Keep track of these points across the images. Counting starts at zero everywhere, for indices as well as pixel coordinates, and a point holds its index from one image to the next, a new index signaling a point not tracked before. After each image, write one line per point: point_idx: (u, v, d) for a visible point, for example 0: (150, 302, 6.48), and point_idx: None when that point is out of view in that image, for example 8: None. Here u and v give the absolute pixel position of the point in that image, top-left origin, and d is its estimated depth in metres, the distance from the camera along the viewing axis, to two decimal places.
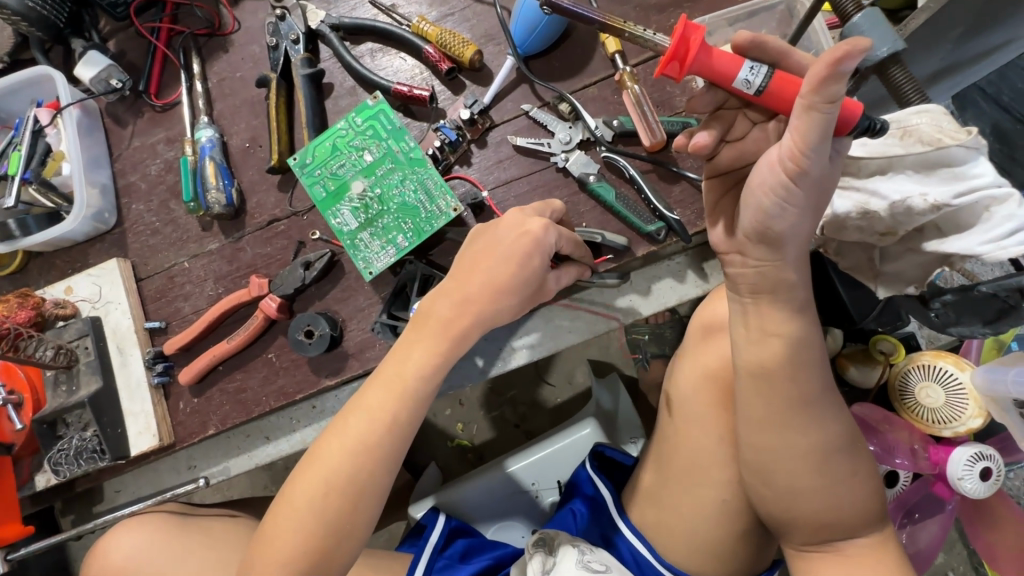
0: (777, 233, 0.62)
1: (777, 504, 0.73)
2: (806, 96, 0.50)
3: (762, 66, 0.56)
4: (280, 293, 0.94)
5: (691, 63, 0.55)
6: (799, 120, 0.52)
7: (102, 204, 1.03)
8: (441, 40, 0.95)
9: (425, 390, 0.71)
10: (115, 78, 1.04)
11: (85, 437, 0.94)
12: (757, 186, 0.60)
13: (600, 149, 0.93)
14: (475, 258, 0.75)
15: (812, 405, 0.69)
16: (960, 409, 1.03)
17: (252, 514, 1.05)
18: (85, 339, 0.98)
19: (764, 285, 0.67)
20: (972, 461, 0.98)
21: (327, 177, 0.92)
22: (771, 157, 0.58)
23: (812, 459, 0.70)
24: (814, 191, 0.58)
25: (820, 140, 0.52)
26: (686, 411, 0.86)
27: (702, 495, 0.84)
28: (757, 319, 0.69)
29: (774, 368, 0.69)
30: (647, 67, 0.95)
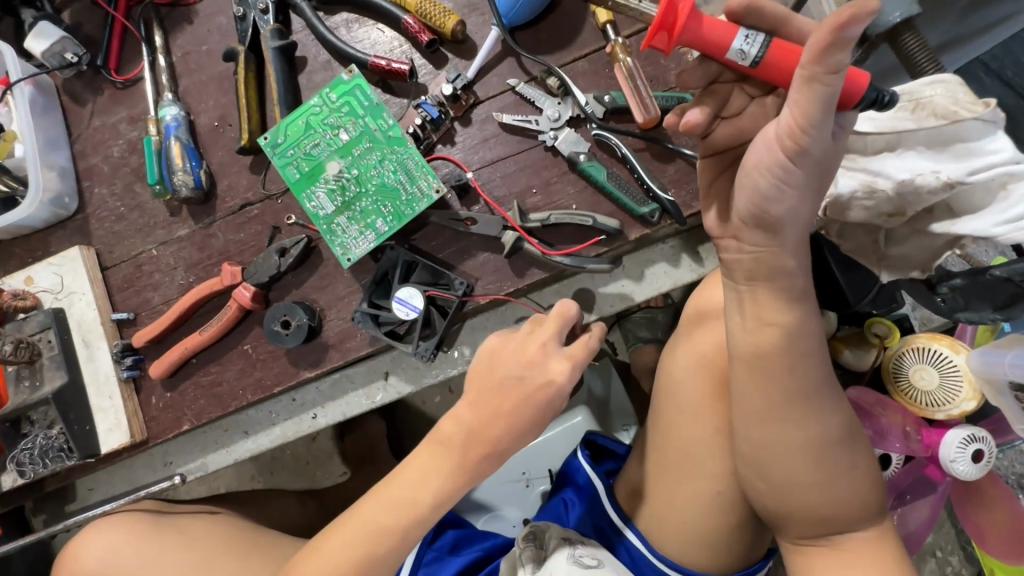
0: (774, 217, 0.58)
1: (773, 498, 0.70)
2: (807, 67, 0.46)
3: (757, 34, 0.52)
4: (254, 282, 0.89)
5: (681, 32, 0.50)
6: (798, 93, 0.48)
7: (61, 188, 0.96)
8: (421, 10, 0.89)
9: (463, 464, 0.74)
10: (70, 51, 0.97)
11: (52, 435, 0.90)
12: (753, 165, 0.56)
13: (590, 127, 0.88)
14: (492, 390, 0.72)
15: (810, 397, 0.66)
16: (954, 392, 1.00)
17: (233, 510, 1.01)
18: (49, 332, 0.92)
19: (760, 271, 0.63)
20: (964, 444, 0.97)
21: (301, 158, 0.86)
22: (768, 134, 0.54)
23: (810, 452, 0.67)
24: (812, 171, 0.54)
25: (822, 116, 0.49)
26: (677, 402, 0.83)
27: (695, 487, 0.82)
28: (753, 309, 0.65)
29: (772, 358, 0.65)
30: (641, 38, 0.89)
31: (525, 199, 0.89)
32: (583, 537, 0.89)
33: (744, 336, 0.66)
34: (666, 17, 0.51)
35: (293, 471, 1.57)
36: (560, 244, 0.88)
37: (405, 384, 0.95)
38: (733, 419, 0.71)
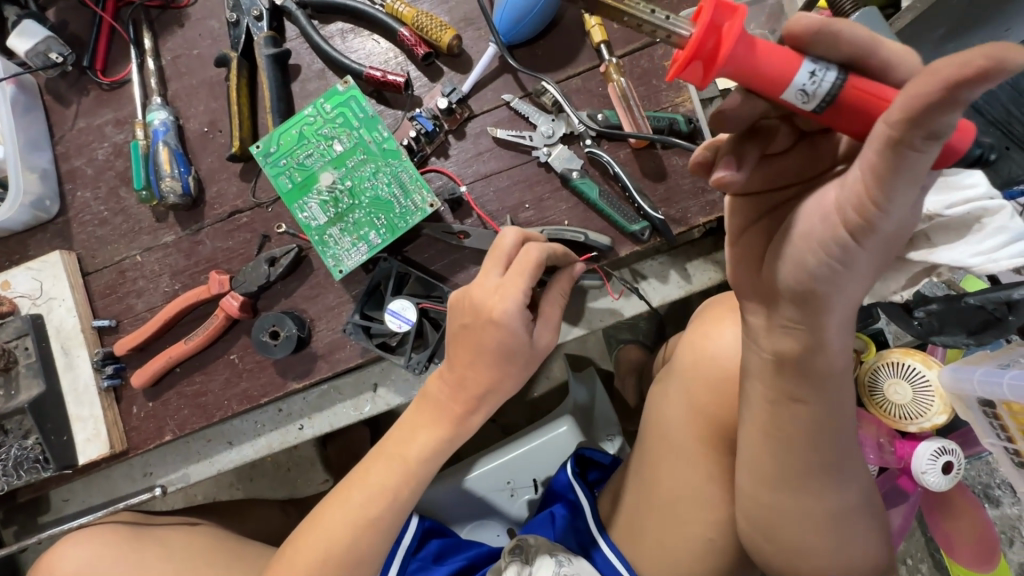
0: (820, 297, 0.53)
1: (778, 554, 0.75)
2: (897, 128, 0.39)
3: (824, 70, 0.46)
4: (242, 291, 0.88)
5: (723, 64, 0.45)
6: (880, 160, 0.41)
7: (42, 191, 0.94)
8: (417, 22, 0.89)
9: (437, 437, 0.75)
10: (55, 51, 0.95)
11: (26, 446, 0.87)
12: (806, 238, 0.51)
13: (583, 143, 0.89)
14: (459, 338, 0.75)
15: (833, 472, 0.68)
16: (926, 406, 1.03)
17: (213, 521, 1.00)
18: (25, 339, 0.90)
19: (787, 349, 0.59)
20: (935, 456, 1.01)
21: (294, 168, 0.86)
22: (831, 203, 0.49)
23: (823, 519, 0.70)
24: (877, 249, 0.49)
25: (903, 188, 0.42)
26: (678, 452, 0.84)
27: (691, 536, 0.84)
28: (780, 383, 0.63)
29: (796, 437, 0.65)
30: (634, 59, 0.91)
31: (518, 214, 0.90)
32: (568, 551, 0.91)
33: (766, 407, 0.66)
34: (705, 43, 0.45)
35: (274, 479, 1.54)
36: None
37: (394, 395, 0.95)
38: (747, 482, 0.72)
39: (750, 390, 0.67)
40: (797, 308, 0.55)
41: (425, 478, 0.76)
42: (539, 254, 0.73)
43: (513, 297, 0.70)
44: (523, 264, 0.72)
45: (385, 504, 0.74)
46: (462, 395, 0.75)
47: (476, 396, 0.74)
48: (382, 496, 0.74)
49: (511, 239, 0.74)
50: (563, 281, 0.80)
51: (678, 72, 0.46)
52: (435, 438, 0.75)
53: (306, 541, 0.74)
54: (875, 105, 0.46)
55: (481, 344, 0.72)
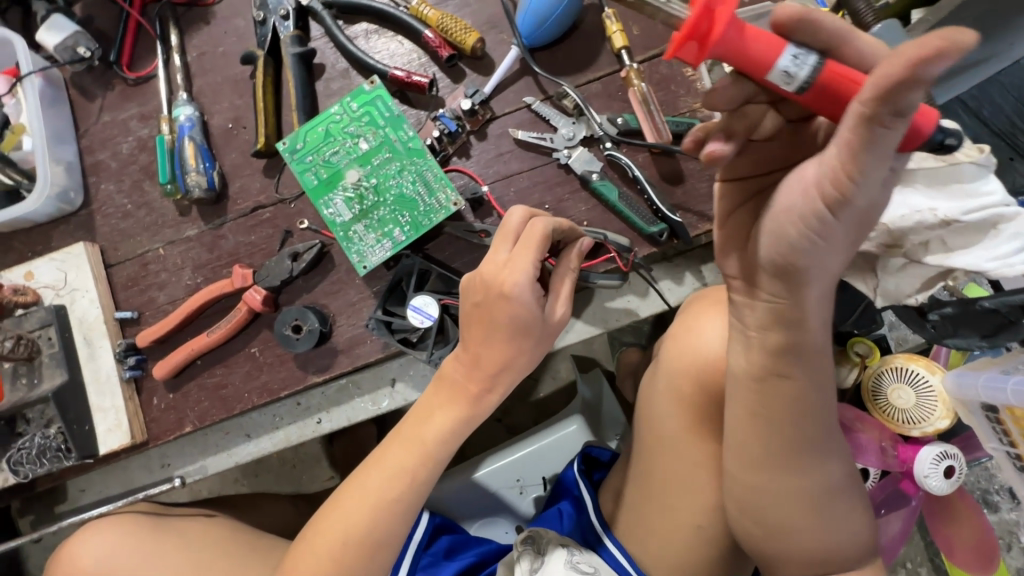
0: (800, 269, 0.56)
1: (767, 537, 0.74)
2: (865, 105, 0.42)
3: (806, 55, 0.49)
4: (265, 285, 0.90)
5: (716, 44, 0.47)
6: (851, 134, 0.44)
7: (67, 183, 0.95)
8: (442, 25, 0.91)
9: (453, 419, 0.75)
10: (83, 46, 0.96)
11: (48, 434, 0.88)
12: (784, 212, 0.53)
13: (603, 146, 0.91)
14: (472, 317, 0.73)
15: (814, 448, 0.69)
16: (929, 410, 1.06)
17: (229, 513, 1.00)
18: (49, 329, 0.91)
19: (773, 323, 0.62)
20: (937, 460, 1.03)
21: (320, 165, 0.88)
22: (808, 178, 0.51)
23: (810, 501, 0.71)
24: (850, 223, 0.52)
25: (874, 161, 0.45)
26: (666, 436, 0.85)
27: (681, 519, 0.85)
28: (761, 359, 0.65)
29: (778, 411, 0.67)
30: (653, 65, 0.93)
31: None
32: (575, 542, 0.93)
33: (748, 383, 0.67)
34: (699, 24, 0.47)
35: (280, 475, 1.55)
36: None
37: (411, 390, 0.96)
38: (733, 465, 0.73)
39: (732, 370, 0.69)
40: (779, 279, 0.58)
41: (443, 458, 0.75)
42: (545, 227, 0.72)
43: (523, 269, 0.70)
44: (530, 236, 0.71)
45: (403, 486, 0.73)
46: (480, 371, 0.73)
47: (492, 371, 0.73)
48: (400, 479, 0.73)
49: (516, 215, 0.73)
50: (571, 257, 0.77)
51: (674, 51, 0.47)
52: (451, 419, 0.74)
53: (326, 528, 0.73)
54: (850, 88, 0.49)
55: (494, 320, 0.71)
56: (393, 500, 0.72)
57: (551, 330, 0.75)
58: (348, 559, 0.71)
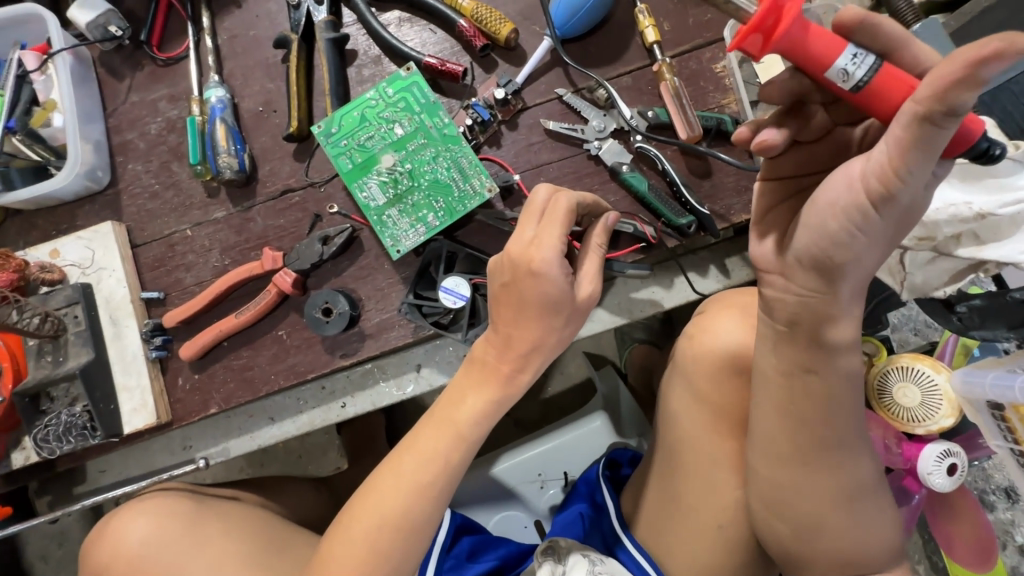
0: (837, 265, 0.60)
1: (792, 532, 0.77)
2: (924, 103, 0.47)
3: (865, 55, 0.53)
4: (295, 268, 0.90)
5: (778, 38, 0.52)
6: (904, 132, 0.49)
7: (95, 162, 0.94)
8: (476, 15, 0.92)
9: (487, 401, 0.73)
10: (115, 25, 0.96)
11: (73, 413, 0.87)
12: (828, 205, 0.57)
13: (634, 139, 0.92)
14: (500, 298, 0.72)
15: (844, 445, 0.72)
16: (933, 409, 1.07)
17: (252, 496, 1.00)
18: (75, 308, 0.90)
19: (805, 317, 0.65)
20: (940, 458, 1.05)
21: (355, 149, 0.88)
22: (852, 175, 0.56)
23: (838, 497, 0.74)
24: (893, 220, 0.56)
25: (922, 160, 0.50)
26: (687, 440, 0.85)
27: (702, 522, 0.85)
28: (791, 354, 0.69)
29: (809, 406, 0.70)
30: (683, 60, 0.95)
31: None
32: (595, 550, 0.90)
33: (777, 376, 0.71)
34: (766, 20, 0.52)
35: (289, 464, 1.54)
36: None
37: (437, 376, 0.97)
38: (758, 460, 0.77)
39: (761, 367, 0.73)
40: (819, 277, 0.61)
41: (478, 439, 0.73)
42: (569, 202, 0.70)
43: (550, 243, 0.68)
44: (556, 210, 0.70)
45: (438, 471, 0.71)
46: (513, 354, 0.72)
47: (523, 352, 0.72)
48: (435, 462, 0.71)
49: (540, 192, 0.71)
50: (596, 234, 0.74)
51: (739, 40, 0.52)
52: (486, 399, 0.73)
53: (358, 517, 0.71)
54: (901, 92, 0.53)
55: (523, 297, 0.69)
56: (428, 485, 0.71)
57: (579, 309, 0.72)
58: (386, 544, 0.69)
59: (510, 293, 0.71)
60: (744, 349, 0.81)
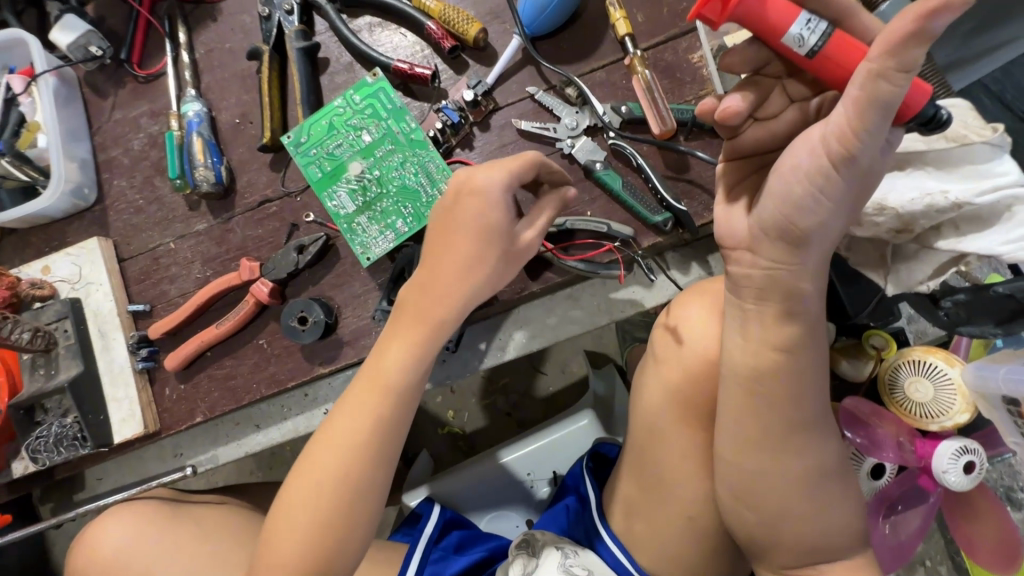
0: (801, 232, 0.58)
1: (761, 524, 0.73)
2: (880, 60, 0.46)
3: (819, 22, 0.52)
4: (272, 278, 0.91)
5: (737, 5, 0.50)
6: (859, 91, 0.48)
7: (81, 179, 0.97)
8: (444, 16, 0.91)
9: (405, 380, 0.71)
10: (95, 45, 0.98)
11: (66, 424, 0.90)
12: (790, 169, 0.56)
13: (607, 135, 0.90)
14: (436, 229, 0.73)
15: (809, 426, 0.69)
16: (948, 404, 1.02)
17: (242, 502, 1.03)
18: (65, 322, 0.93)
19: (772, 293, 0.63)
20: (956, 455, 0.99)
21: (324, 158, 0.88)
22: (812, 138, 0.54)
23: (804, 482, 0.71)
24: (852, 184, 0.54)
25: (879, 119, 0.48)
26: (656, 428, 0.84)
27: (670, 511, 0.84)
28: (759, 333, 0.66)
29: (772, 385, 0.67)
30: (658, 52, 0.92)
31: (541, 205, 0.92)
32: (575, 544, 0.93)
33: (745, 358, 0.68)
34: None
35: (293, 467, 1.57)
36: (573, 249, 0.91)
37: None
38: (726, 447, 0.72)
39: (728, 351, 0.69)
40: (786, 246, 0.59)
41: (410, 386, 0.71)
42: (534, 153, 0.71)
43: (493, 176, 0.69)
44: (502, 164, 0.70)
45: (370, 431, 0.69)
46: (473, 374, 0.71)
47: (447, 288, 0.71)
48: (364, 428, 0.69)
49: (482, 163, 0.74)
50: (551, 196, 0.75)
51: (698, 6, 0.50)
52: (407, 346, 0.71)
53: (294, 492, 0.68)
54: (854, 57, 0.52)
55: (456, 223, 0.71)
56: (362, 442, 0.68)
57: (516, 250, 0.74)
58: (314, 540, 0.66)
59: (446, 228, 0.72)
60: (712, 337, 0.79)
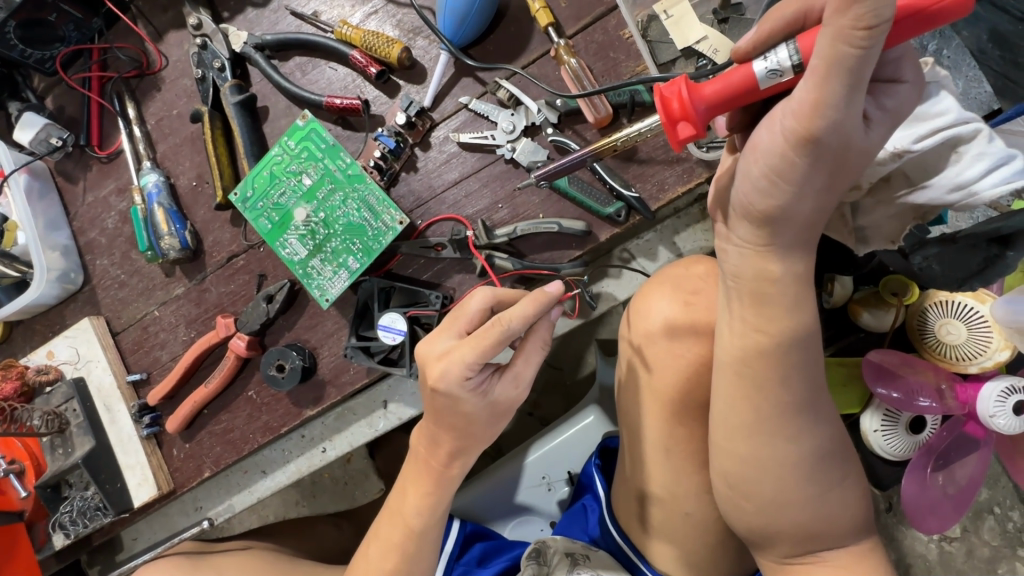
0: (772, 215, 0.52)
1: (759, 517, 0.67)
2: (833, 21, 0.41)
3: (775, 50, 0.48)
4: (247, 331, 0.93)
5: (695, 109, 0.51)
6: (821, 60, 0.42)
7: (65, 265, 1.03)
8: (365, 43, 0.90)
9: (421, 524, 0.77)
10: (55, 136, 1.02)
11: (87, 496, 0.99)
12: (753, 151, 0.49)
13: (547, 133, 0.87)
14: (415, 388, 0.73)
15: (807, 410, 0.62)
16: (983, 343, 0.87)
17: (266, 545, 1.09)
18: (72, 402, 1.00)
19: (746, 273, 0.58)
20: (1004, 397, 0.84)
21: (270, 208, 0.91)
22: (773, 116, 0.47)
23: (801, 471, 0.64)
24: (822, 166, 0.47)
25: (843, 87, 0.42)
26: (650, 408, 0.81)
27: (675, 499, 0.81)
28: (741, 313, 0.60)
29: (759, 366, 0.60)
30: (587, 36, 0.87)
31: (493, 215, 0.90)
32: (588, 548, 0.89)
33: (731, 341, 0.61)
34: (673, 108, 0.52)
35: (335, 494, 1.51)
36: (530, 253, 0.89)
37: (404, 409, 0.97)
38: (717, 433, 0.66)
39: (720, 333, 0.63)
40: (755, 227, 0.54)
41: (419, 549, 0.78)
42: (497, 332, 0.64)
43: (455, 368, 0.66)
44: (485, 331, 0.65)
45: (393, 562, 0.78)
46: (435, 407, 0.71)
47: (450, 451, 0.74)
48: None
49: (476, 302, 0.69)
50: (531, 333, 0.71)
51: (675, 141, 0.53)
52: (416, 493, 0.77)
53: None
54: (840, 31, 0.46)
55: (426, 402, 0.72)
56: (395, 567, 0.78)
57: (491, 407, 0.71)
58: None
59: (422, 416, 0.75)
60: (680, 324, 0.78)
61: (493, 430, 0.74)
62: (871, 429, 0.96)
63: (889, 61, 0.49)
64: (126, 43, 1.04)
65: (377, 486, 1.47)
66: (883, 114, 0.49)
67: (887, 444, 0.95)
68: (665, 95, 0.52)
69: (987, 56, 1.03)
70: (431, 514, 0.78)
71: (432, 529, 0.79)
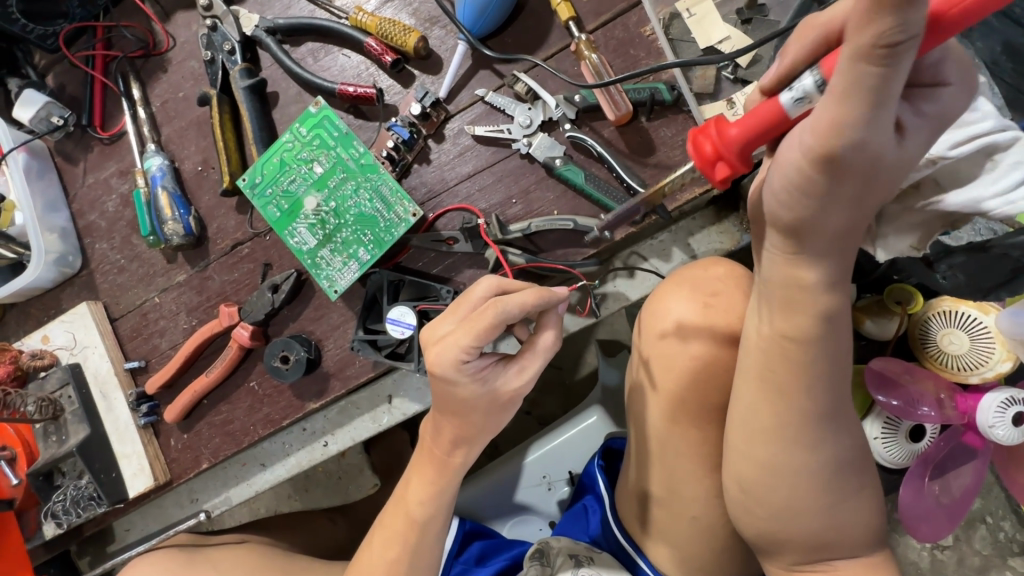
0: (800, 225, 0.51)
1: (770, 524, 0.67)
2: (852, 40, 0.39)
3: (800, 78, 0.47)
4: (251, 321, 0.91)
5: (726, 149, 0.51)
6: (840, 80, 0.41)
7: (64, 248, 1.00)
8: (381, 30, 0.88)
9: (423, 521, 0.76)
10: (56, 115, 1.00)
11: (81, 485, 0.97)
12: (776, 166, 0.49)
13: (564, 129, 0.86)
14: None
15: (832, 418, 0.61)
16: (986, 354, 0.87)
17: (261, 539, 1.07)
18: (68, 388, 0.98)
19: (776, 278, 0.57)
20: (1004, 408, 0.83)
21: (279, 195, 0.89)
22: (794, 133, 0.47)
23: (818, 479, 0.63)
24: (850, 180, 0.47)
25: (863, 108, 0.41)
26: (662, 411, 0.80)
27: (683, 502, 0.80)
28: (770, 317, 0.59)
29: (783, 371, 0.60)
30: (607, 31, 0.86)
31: (506, 210, 0.89)
32: (591, 550, 0.88)
33: (758, 343, 0.61)
34: (707, 151, 0.53)
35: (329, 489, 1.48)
36: (542, 250, 0.88)
37: (409, 404, 0.95)
38: (735, 436, 0.66)
39: (748, 333, 0.63)
40: (783, 236, 0.54)
41: (421, 546, 0.77)
42: (495, 316, 0.62)
43: (449, 352, 0.64)
44: (481, 314, 0.63)
45: (391, 559, 0.77)
46: (447, 405, 0.70)
47: (447, 443, 0.74)
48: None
49: (479, 289, 0.68)
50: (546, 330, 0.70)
51: (712, 182, 0.54)
52: (420, 490, 0.76)
53: None
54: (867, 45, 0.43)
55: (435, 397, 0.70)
56: (393, 563, 0.77)
57: (501, 401, 0.70)
58: None
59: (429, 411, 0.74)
60: (704, 325, 0.77)
61: (492, 423, 0.73)
62: (872, 437, 0.95)
63: (928, 65, 0.48)
64: (132, 22, 1.01)
65: (370, 482, 1.41)
66: (920, 121, 0.47)
67: (889, 452, 0.95)
68: (697, 140, 0.54)
69: (1000, 68, 1.03)
70: (435, 510, 0.76)
71: (435, 528, 0.77)
